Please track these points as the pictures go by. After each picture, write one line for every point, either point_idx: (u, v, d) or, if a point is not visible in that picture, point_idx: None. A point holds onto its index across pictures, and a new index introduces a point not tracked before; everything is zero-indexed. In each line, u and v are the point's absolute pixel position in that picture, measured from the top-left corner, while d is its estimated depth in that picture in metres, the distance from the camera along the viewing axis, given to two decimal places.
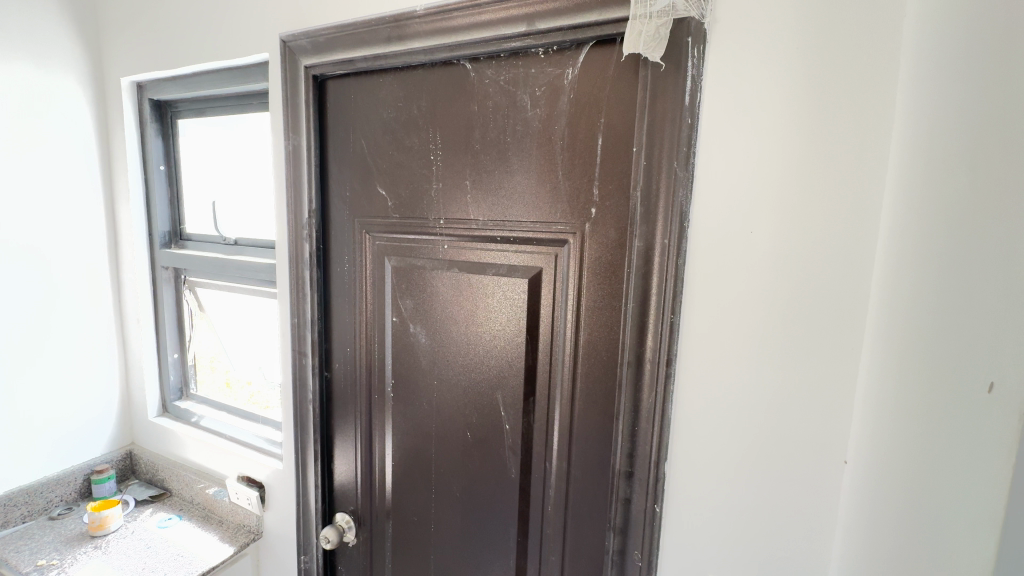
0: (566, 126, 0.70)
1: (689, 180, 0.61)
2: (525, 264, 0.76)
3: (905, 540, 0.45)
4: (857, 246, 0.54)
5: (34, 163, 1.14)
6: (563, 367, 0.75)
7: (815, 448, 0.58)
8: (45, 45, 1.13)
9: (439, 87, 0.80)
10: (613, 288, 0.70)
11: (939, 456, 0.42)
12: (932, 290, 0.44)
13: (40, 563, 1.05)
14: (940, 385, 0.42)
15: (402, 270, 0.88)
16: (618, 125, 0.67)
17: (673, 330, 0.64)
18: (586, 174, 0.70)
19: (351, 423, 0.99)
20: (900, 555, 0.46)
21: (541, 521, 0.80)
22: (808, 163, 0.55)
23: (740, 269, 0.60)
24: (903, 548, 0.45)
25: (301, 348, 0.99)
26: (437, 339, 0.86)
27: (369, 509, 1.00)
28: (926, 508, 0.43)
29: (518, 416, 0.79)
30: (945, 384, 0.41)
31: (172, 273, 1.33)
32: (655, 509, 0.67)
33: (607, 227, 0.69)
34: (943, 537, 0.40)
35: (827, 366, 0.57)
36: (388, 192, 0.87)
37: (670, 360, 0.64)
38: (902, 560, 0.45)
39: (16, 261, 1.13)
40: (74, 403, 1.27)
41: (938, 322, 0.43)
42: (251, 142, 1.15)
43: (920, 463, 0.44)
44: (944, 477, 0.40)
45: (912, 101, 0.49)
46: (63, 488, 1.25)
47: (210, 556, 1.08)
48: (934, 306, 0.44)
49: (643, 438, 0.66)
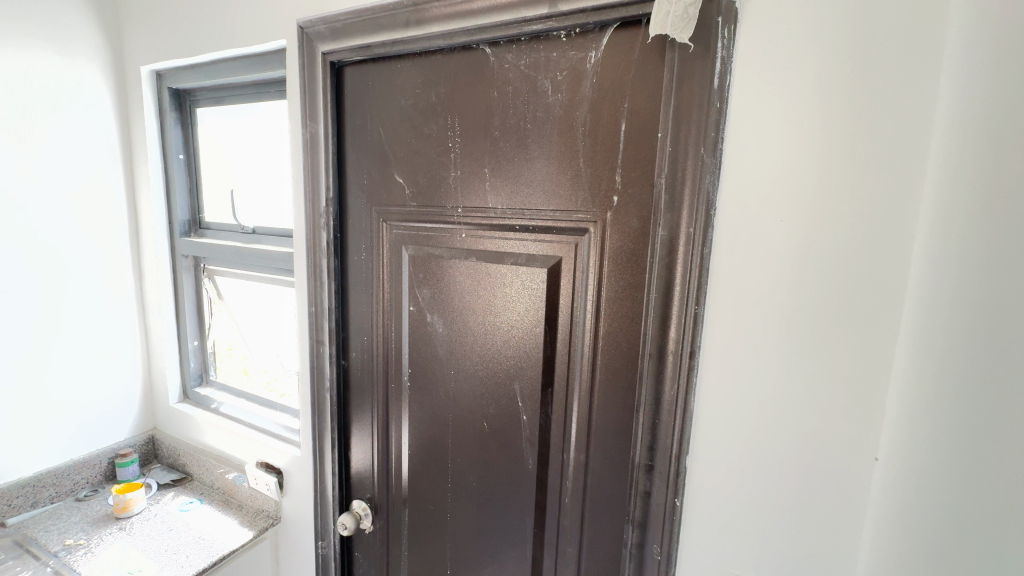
0: (588, 111, 0.68)
1: (717, 168, 0.59)
2: (544, 254, 0.75)
3: (959, 541, 0.44)
4: (895, 237, 0.52)
5: (58, 152, 1.15)
6: (582, 358, 0.74)
7: (844, 448, 0.56)
8: (66, 33, 1.14)
9: (458, 72, 0.78)
10: (635, 278, 0.68)
11: (1004, 454, 0.39)
12: (998, 280, 0.42)
13: (67, 543, 1.08)
14: (1003, 380, 0.40)
15: (419, 259, 0.87)
16: (642, 111, 0.65)
17: (696, 322, 0.62)
18: (608, 161, 0.68)
19: (368, 411, 0.99)
20: (953, 557, 0.44)
21: (557, 513, 0.80)
22: (844, 149, 0.53)
23: (768, 259, 0.58)
24: (964, 556, 0.43)
25: (318, 336, 1.00)
26: (453, 328, 0.85)
27: (385, 497, 1.01)
28: (983, 509, 0.41)
29: (537, 407, 0.79)
30: (1015, 381, 0.39)
31: (192, 261, 1.35)
32: (675, 504, 0.66)
33: (629, 216, 0.67)
34: (1015, 544, 0.37)
35: (858, 363, 0.55)
36: (405, 180, 0.86)
37: (692, 353, 0.63)
38: (963, 568, 0.43)
39: (41, 248, 1.14)
40: (99, 389, 1.30)
41: (1007, 314, 0.40)
42: (269, 130, 1.15)
43: (979, 469, 0.42)
44: (1004, 478, 0.39)
45: (961, 82, 0.47)
46: (89, 471, 1.28)
47: (230, 539, 1.10)
48: (1002, 296, 0.41)
49: (664, 432, 0.65)
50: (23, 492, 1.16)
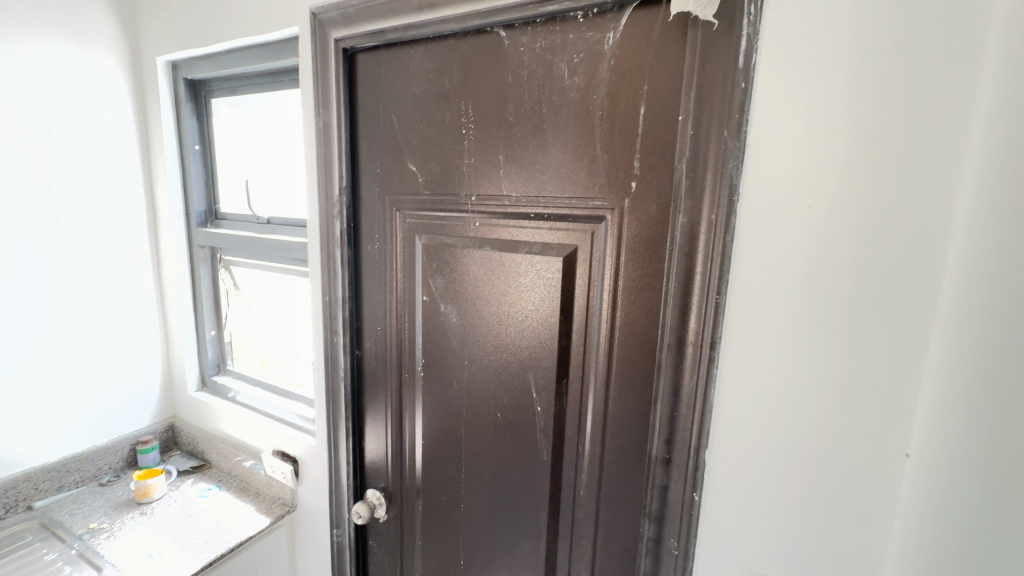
0: (606, 95, 0.66)
1: (741, 151, 0.57)
2: (560, 243, 0.73)
3: (994, 541, 0.42)
4: (931, 223, 0.49)
5: (77, 143, 1.17)
6: (598, 349, 0.72)
7: (871, 443, 0.54)
8: (84, 24, 1.15)
9: (472, 56, 0.76)
10: (654, 267, 0.66)
11: None
12: None
13: (91, 526, 1.10)
14: None
15: (432, 248, 0.86)
16: (661, 93, 0.62)
17: (717, 312, 0.60)
18: (626, 146, 0.66)
19: (382, 401, 0.99)
20: (986, 557, 0.43)
21: (572, 505, 0.79)
22: (877, 131, 0.50)
23: (794, 246, 0.56)
24: (998, 557, 0.41)
25: (332, 326, 1.00)
26: (467, 318, 0.84)
27: (399, 486, 1.01)
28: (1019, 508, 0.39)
29: (551, 398, 0.77)
30: None
31: (208, 252, 1.36)
32: (693, 498, 0.65)
33: (647, 203, 0.65)
34: None
35: (889, 356, 0.53)
36: (418, 168, 0.85)
37: (713, 344, 0.61)
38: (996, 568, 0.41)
39: (62, 238, 1.16)
40: (120, 376, 1.32)
41: None
42: (282, 120, 1.15)
43: (1016, 467, 0.40)
44: None
45: (1007, 56, 0.44)
46: (111, 457, 1.31)
47: (247, 526, 1.12)
48: None
49: (683, 425, 0.64)
50: (49, 476, 1.20)
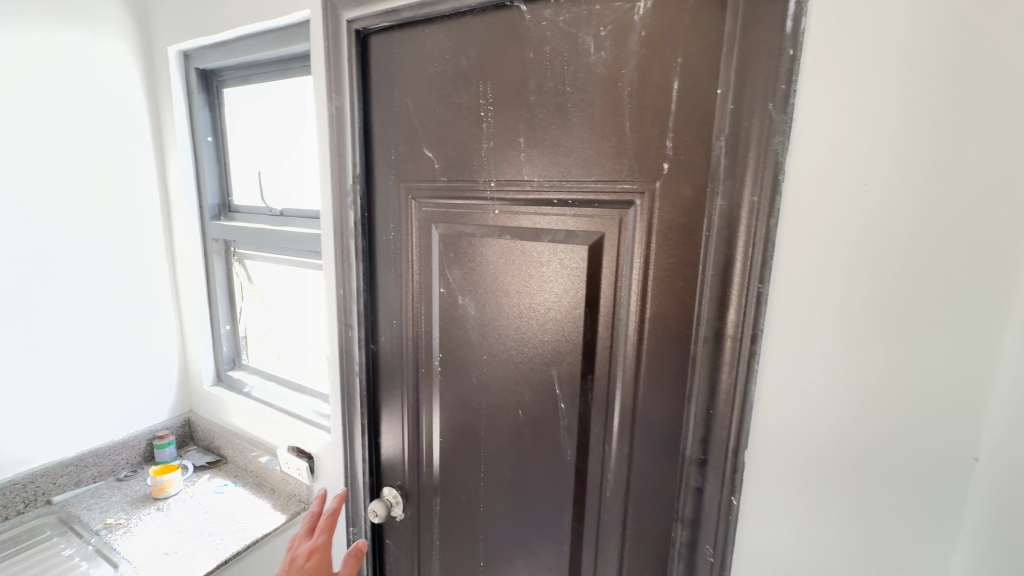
0: (636, 69, 0.62)
1: (787, 126, 0.52)
2: (584, 230, 0.69)
3: None
4: (1009, 201, 0.44)
5: (90, 136, 1.16)
6: (626, 342, 0.68)
7: (935, 448, 0.49)
8: (95, 14, 1.13)
9: (490, 33, 0.72)
10: (688, 255, 0.61)
11: None
12: None
13: (108, 522, 1.10)
14: None
15: (449, 238, 0.83)
16: (697, 65, 0.57)
17: (760, 302, 0.55)
18: (658, 125, 0.61)
19: (398, 397, 0.96)
20: None
21: (598, 507, 0.75)
22: (947, 98, 0.45)
23: (848, 230, 0.50)
24: None
25: (347, 320, 0.98)
26: (486, 311, 0.81)
27: (417, 484, 0.98)
28: None
29: (575, 395, 0.73)
30: None
31: (222, 245, 1.34)
32: (731, 502, 0.60)
33: (681, 185, 0.61)
34: None
35: (956, 350, 0.47)
36: (434, 154, 0.81)
37: (754, 337, 0.56)
38: None
39: (76, 232, 1.16)
40: (136, 372, 1.32)
41: None
42: (294, 108, 1.12)
43: None
44: None
45: None
46: (128, 452, 1.31)
47: (263, 523, 1.10)
48: None
49: (720, 424, 0.59)
50: (67, 471, 1.20)
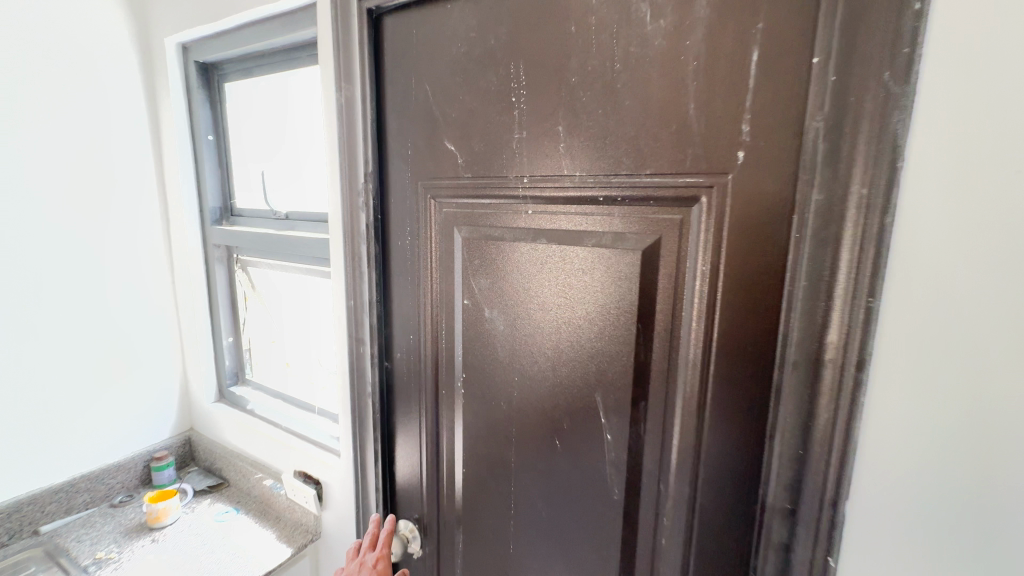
0: (703, 40, 0.51)
1: (912, 99, 0.41)
2: (637, 232, 0.59)
3: None
4: None
5: (82, 138, 1.08)
6: (688, 365, 0.57)
7: None
8: (87, 6, 1.05)
9: (523, 6, 0.62)
10: (769, 262, 0.50)
11: None
12: None
13: (98, 556, 1.01)
14: None
15: (474, 243, 0.73)
16: (784, 31, 0.47)
17: (870, 321, 0.44)
18: (731, 105, 0.51)
19: (415, 420, 0.87)
20: None
21: (650, 557, 0.64)
22: None
23: (997, 230, 0.39)
24: None
25: (358, 335, 0.88)
26: (516, 325, 0.71)
27: (436, 518, 0.88)
28: None
29: (624, 426, 0.63)
30: None
31: (225, 251, 1.25)
32: (827, 564, 0.49)
33: (761, 177, 0.50)
34: None
35: None
36: (457, 147, 0.72)
37: (862, 364, 0.45)
38: None
39: (67, 241, 1.07)
40: (133, 388, 1.23)
41: None
42: (300, 102, 1.04)
43: None
44: None
45: None
46: (124, 476, 1.22)
47: (266, 558, 1.00)
48: None
49: (814, 468, 0.49)
50: (56, 499, 1.11)
